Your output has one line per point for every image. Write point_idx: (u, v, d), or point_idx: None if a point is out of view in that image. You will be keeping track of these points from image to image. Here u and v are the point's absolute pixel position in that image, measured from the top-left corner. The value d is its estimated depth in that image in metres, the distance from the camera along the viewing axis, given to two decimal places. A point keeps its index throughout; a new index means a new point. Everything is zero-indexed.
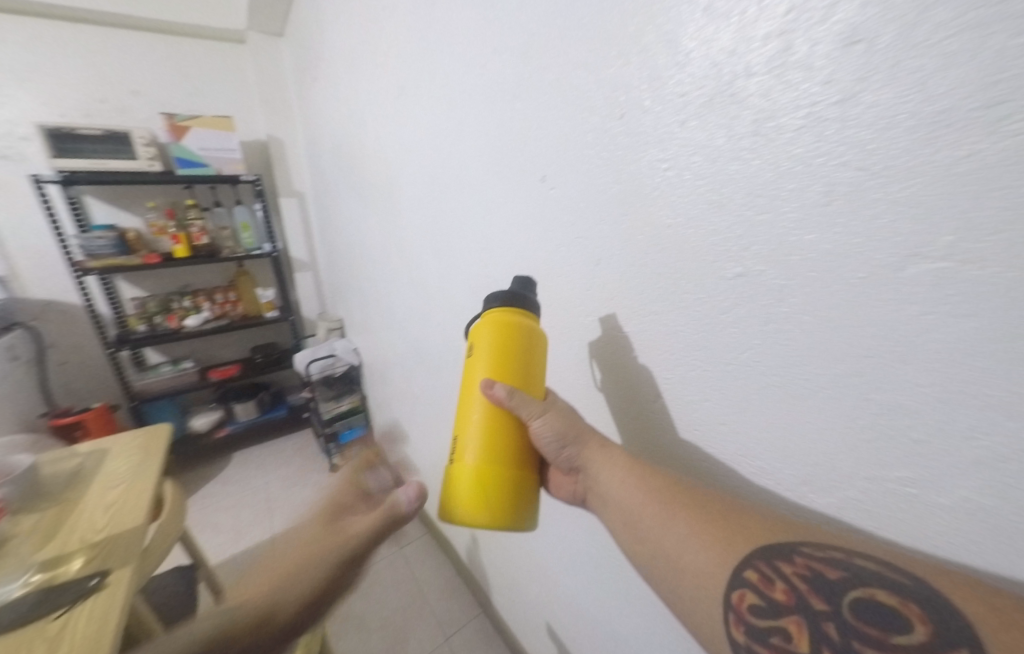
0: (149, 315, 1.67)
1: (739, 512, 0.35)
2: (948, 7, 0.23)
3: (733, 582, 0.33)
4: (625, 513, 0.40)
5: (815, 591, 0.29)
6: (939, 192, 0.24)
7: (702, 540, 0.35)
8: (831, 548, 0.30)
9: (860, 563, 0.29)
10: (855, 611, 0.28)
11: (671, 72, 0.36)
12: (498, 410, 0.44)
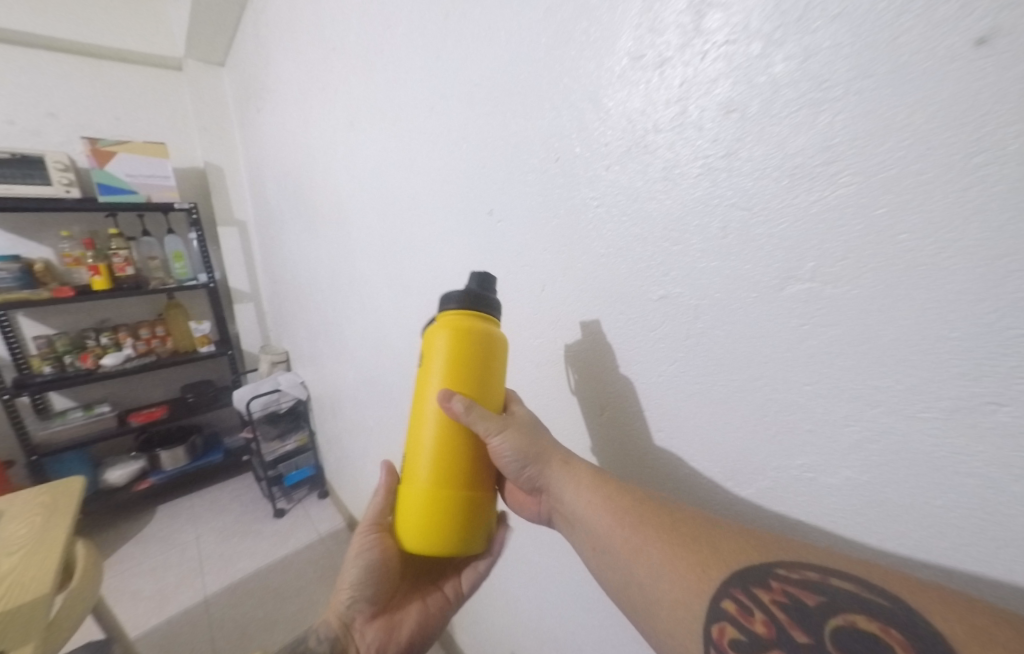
0: (57, 355, 1.49)
1: (711, 533, 0.34)
2: (791, 90, 0.31)
3: (709, 613, 0.31)
4: (592, 533, 0.40)
5: (793, 620, 0.28)
6: (800, 227, 0.32)
7: (675, 568, 0.34)
8: (806, 568, 0.29)
9: (835, 583, 0.28)
10: (837, 640, 0.27)
11: (596, 125, 0.43)
12: (452, 426, 0.43)
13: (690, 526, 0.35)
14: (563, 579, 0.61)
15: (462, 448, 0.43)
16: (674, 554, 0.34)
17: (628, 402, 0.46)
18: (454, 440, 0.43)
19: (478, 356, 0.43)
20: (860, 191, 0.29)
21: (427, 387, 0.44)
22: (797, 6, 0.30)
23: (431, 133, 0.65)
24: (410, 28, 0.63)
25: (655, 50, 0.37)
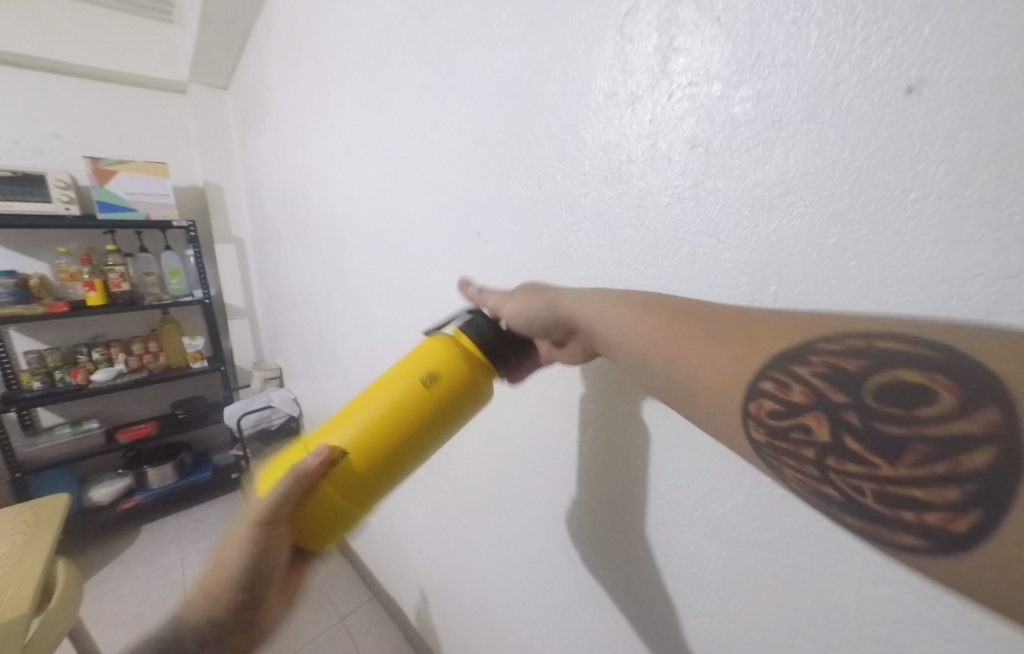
0: (48, 370, 1.48)
1: (744, 325, 0.28)
2: (748, 128, 0.33)
3: (745, 394, 0.26)
4: (614, 348, 0.34)
5: (833, 386, 0.23)
6: (761, 254, 0.34)
7: (701, 356, 0.28)
8: (849, 335, 0.23)
9: (882, 343, 0.22)
10: (879, 396, 0.22)
11: (575, 156, 0.46)
12: (377, 433, 0.41)
13: (719, 324, 0.29)
14: (550, 597, 0.61)
15: (371, 471, 0.42)
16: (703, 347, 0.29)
17: (612, 419, 0.45)
18: (373, 460, 0.41)
19: (450, 403, 0.42)
20: (812, 222, 0.31)
21: (394, 391, 0.42)
22: (751, 54, 0.33)
23: (421, 158, 0.68)
24: (404, 62, 0.67)
25: (627, 89, 0.40)
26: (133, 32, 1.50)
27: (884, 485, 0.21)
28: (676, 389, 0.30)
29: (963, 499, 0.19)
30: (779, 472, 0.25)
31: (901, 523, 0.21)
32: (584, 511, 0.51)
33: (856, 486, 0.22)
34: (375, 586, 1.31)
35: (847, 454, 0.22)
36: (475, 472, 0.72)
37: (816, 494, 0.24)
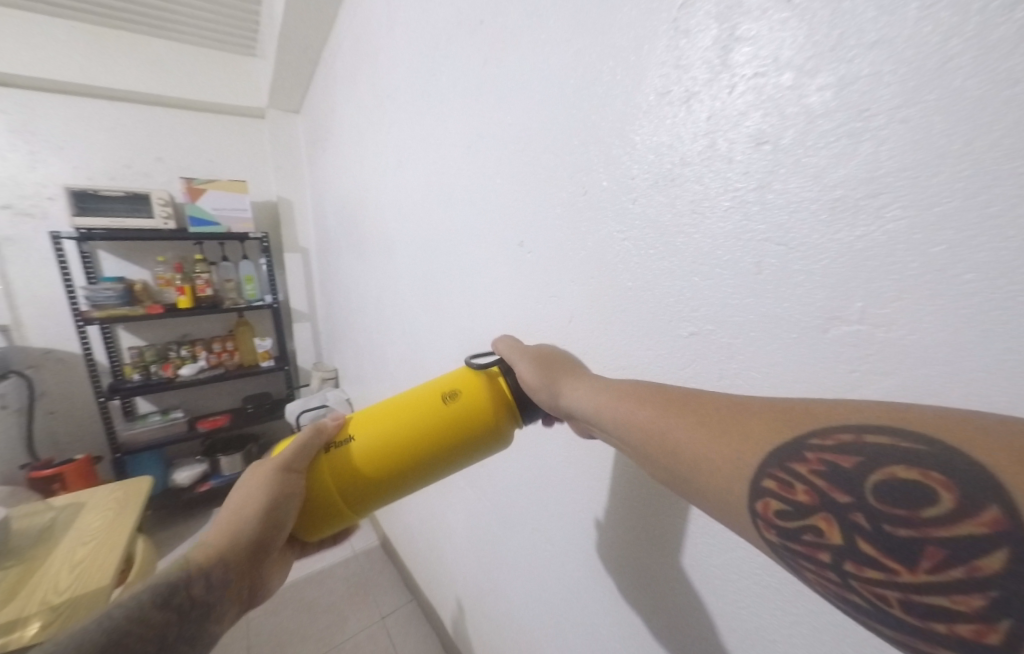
0: (145, 364, 1.67)
1: (738, 412, 0.26)
2: (828, 120, 0.29)
3: (749, 493, 0.24)
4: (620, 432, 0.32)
5: (834, 485, 0.22)
6: (845, 264, 0.29)
7: (700, 448, 0.27)
8: (838, 426, 0.22)
9: (873, 438, 0.21)
10: (879, 495, 0.20)
11: (622, 160, 0.43)
12: (403, 433, 0.41)
13: (714, 409, 0.28)
14: (589, 629, 0.57)
15: (367, 485, 0.41)
16: (701, 437, 0.27)
17: None
18: (371, 476, 0.41)
19: (457, 446, 0.42)
20: (912, 226, 0.26)
21: (411, 417, 0.41)
22: (831, 35, 0.28)
23: (467, 169, 0.68)
24: (452, 77, 0.68)
25: (682, 85, 0.37)
26: (223, 65, 1.67)
27: (909, 594, 0.19)
28: (683, 483, 0.28)
29: (988, 608, 0.17)
30: (801, 574, 0.23)
31: (933, 634, 0.19)
32: (628, 544, 0.47)
33: (879, 595, 0.20)
34: (415, 589, 1.32)
35: (864, 559, 0.20)
36: (514, 488, 0.70)
37: (845, 604, 0.21)
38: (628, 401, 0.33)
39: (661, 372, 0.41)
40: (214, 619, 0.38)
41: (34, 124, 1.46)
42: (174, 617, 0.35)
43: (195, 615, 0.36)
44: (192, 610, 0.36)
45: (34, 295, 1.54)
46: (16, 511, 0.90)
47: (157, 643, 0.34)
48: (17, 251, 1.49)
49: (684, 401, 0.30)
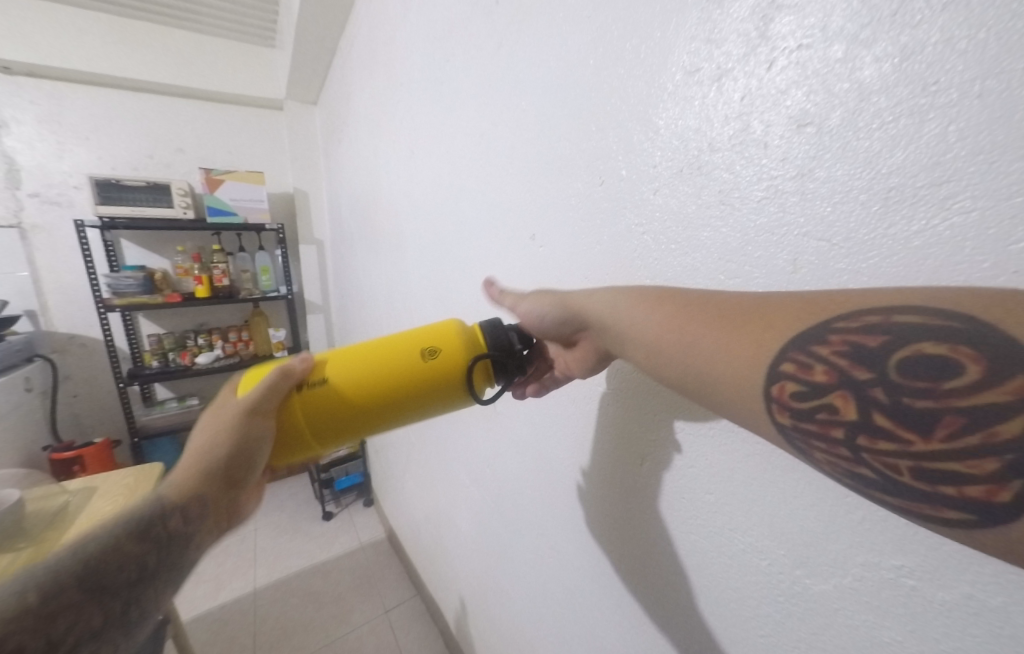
0: (164, 352, 1.70)
1: (762, 307, 0.27)
2: (884, 97, 0.25)
3: (767, 379, 0.26)
4: (637, 340, 0.32)
5: (856, 363, 0.23)
6: (900, 264, 0.25)
7: (724, 345, 0.27)
8: (867, 309, 0.23)
9: (901, 319, 0.22)
10: (902, 371, 0.22)
11: (643, 147, 0.39)
12: (408, 380, 0.41)
13: (736, 309, 0.27)
14: (596, 640, 0.54)
15: (341, 423, 0.41)
16: (722, 336, 0.27)
17: (634, 447, 0.43)
18: (345, 414, 0.41)
19: (441, 386, 0.42)
20: (985, 220, 0.22)
21: (393, 361, 0.41)
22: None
23: (479, 160, 0.65)
24: (467, 62, 0.65)
25: (714, 62, 0.33)
26: (242, 57, 1.67)
27: (922, 460, 0.21)
28: (694, 383, 0.29)
29: (1002, 470, 0.19)
30: (809, 456, 0.25)
31: (940, 498, 0.20)
32: (641, 557, 0.44)
33: (891, 463, 0.22)
34: (419, 584, 1.31)
35: (878, 431, 0.22)
36: (521, 489, 0.67)
37: (851, 475, 0.23)
38: (641, 306, 0.32)
39: None
40: (196, 548, 0.35)
41: (61, 114, 1.48)
42: (151, 547, 0.32)
43: (176, 545, 0.34)
44: (172, 542, 0.33)
45: (59, 282, 1.57)
46: (32, 492, 0.91)
47: (136, 568, 0.31)
48: (44, 238, 1.52)
49: (702, 303, 0.29)
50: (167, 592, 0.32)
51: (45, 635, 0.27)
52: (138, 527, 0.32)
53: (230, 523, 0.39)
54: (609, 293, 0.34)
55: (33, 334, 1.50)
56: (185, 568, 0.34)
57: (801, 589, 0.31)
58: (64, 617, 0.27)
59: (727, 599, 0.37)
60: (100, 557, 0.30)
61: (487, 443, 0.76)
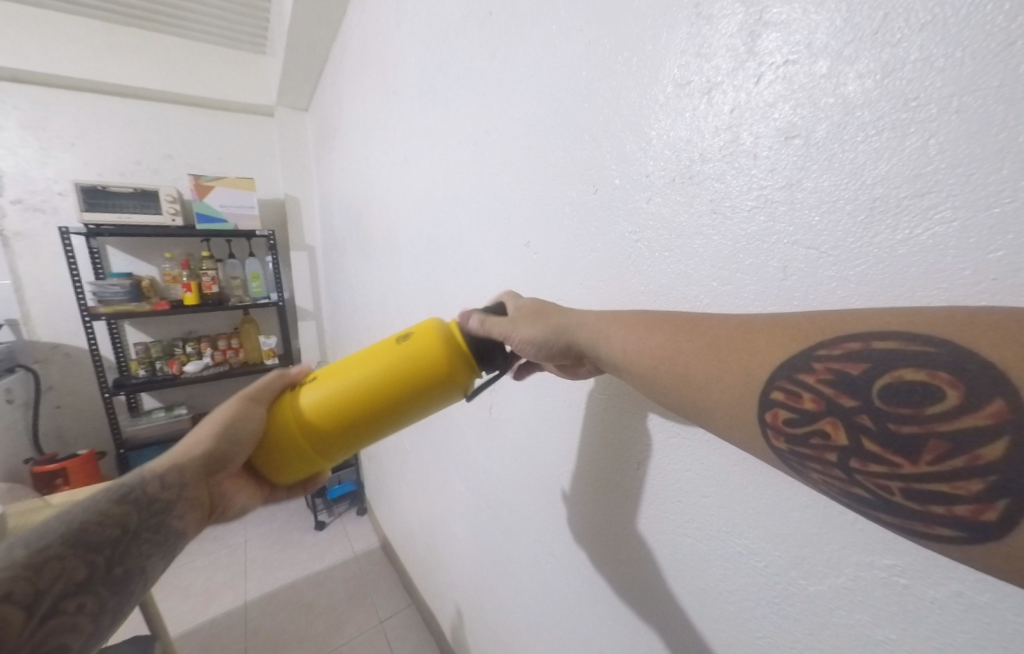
0: (151, 360, 1.67)
1: (748, 332, 0.27)
2: (867, 111, 0.26)
3: (759, 405, 0.26)
4: (633, 369, 0.32)
5: (841, 390, 0.23)
6: (886, 271, 0.26)
7: (715, 372, 0.28)
8: (847, 336, 0.23)
9: (880, 345, 0.22)
10: (884, 397, 0.22)
11: (637, 156, 0.40)
12: (400, 391, 0.41)
13: (724, 334, 0.28)
14: (595, 646, 0.54)
15: (330, 432, 0.42)
16: (713, 362, 0.28)
17: (620, 448, 0.45)
18: (335, 423, 0.42)
19: (425, 392, 0.41)
20: (966, 229, 0.23)
21: (374, 366, 0.41)
22: (873, 18, 0.25)
23: (473, 168, 0.66)
24: (460, 70, 0.65)
25: (703, 76, 0.34)
26: (232, 63, 1.66)
27: (910, 482, 0.21)
28: (689, 409, 0.29)
29: (988, 491, 0.19)
30: (806, 476, 0.25)
31: (932, 518, 0.21)
32: (637, 561, 0.45)
33: (882, 486, 0.22)
34: (414, 593, 1.30)
35: (868, 456, 0.22)
36: (517, 496, 0.67)
37: (847, 496, 0.23)
38: (632, 332, 0.33)
39: None
40: (173, 515, 0.41)
41: (46, 120, 1.46)
42: (133, 511, 0.38)
43: (155, 510, 0.40)
44: (151, 506, 0.39)
45: (42, 290, 1.54)
46: (15, 506, 0.89)
47: (118, 528, 0.37)
48: (27, 246, 1.49)
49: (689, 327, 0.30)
50: (145, 554, 0.38)
51: (33, 585, 0.31)
52: (122, 496, 0.39)
53: (210, 503, 0.44)
54: (599, 318, 0.35)
55: (15, 344, 1.46)
56: (163, 533, 0.39)
57: (797, 590, 0.31)
58: (53, 567, 0.32)
59: (725, 602, 0.37)
60: (83, 520, 0.36)
61: (483, 449, 0.76)
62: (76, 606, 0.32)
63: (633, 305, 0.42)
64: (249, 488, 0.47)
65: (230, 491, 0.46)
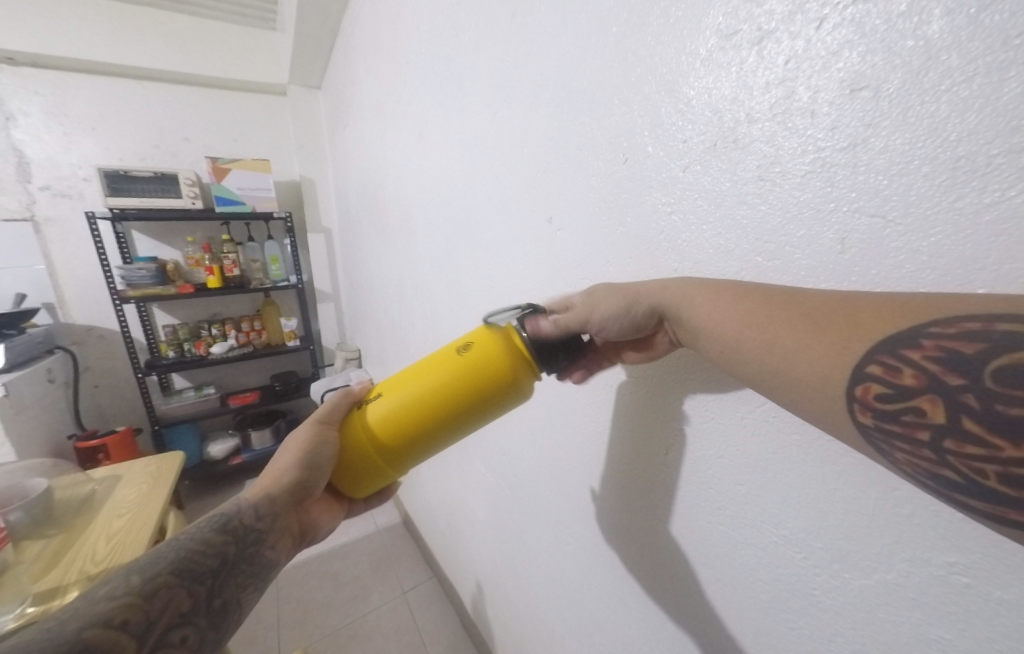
0: (179, 342, 1.71)
1: (847, 307, 0.25)
2: (955, 54, 0.22)
3: (848, 379, 0.24)
4: (714, 335, 0.30)
5: (949, 369, 0.21)
6: (966, 242, 0.22)
7: (802, 340, 0.26)
8: (966, 315, 0.21)
9: (1006, 327, 0.20)
10: (1001, 380, 0.20)
11: (672, 121, 0.36)
12: (460, 398, 0.41)
13: (817, 307, 0.26)
14: (617, 628, 0.53)
15: (402, 440, 0.43)
16: (800, 335, 0.26)
17: (650, 435, 0.43)
18: (405, 432, 0.43)
19: (490, 396, 0.41)
20: None
21: (432, 376, 0.42)
22: None
23: (492, 142, 0.63)
24: (476, 38, 0.62)
25: (754, 24, 0.30)
26: (244, 41, 1.63)
27: (1010, 466, 0.20)
28: (766, 381, 0.28)
29: None
30: (888, 456, 0.24)
31: None
32: (663, 545, 0.43)
33: (977, 469, 0.20)
34: (435, 566, 1.33)
35: (965, 436, 0.21)
36: (538, 478, 0.66)
37: (933, 477, 0.22)
38: (717, 299, 0.30)
39: (703, 367, 0.36)
40: (267, 545, 0.41)
41: (67, 105, 1.47)
42: (230, 539, 0.39)
43: (251, 539, 0.40)
44: (248, 536, 0.40)
45: (73, 275, 1.58)
46: (59, 479, 0.92)
47: (220, 559, 0.38)
48: (57, 231, 1.53)
49: (784, 299, 0.27)
50: (241, 586, 0.38)
51: (144, 613, 0.32)
52: (220, 523, 0.40)
53: (301, 529, 0.46)
54: (682, 283, 0.32)
55: (53, 327, 1.52)
56: (256, 564, 0.40)
57: (840, 583, 0.29)
58: (162, 597, 0.33)
59: (758, 591, 0.35)
60: (189, 550, 0.37)
61: (504, 430, 0.75)
62: (180, 639, 0.33)
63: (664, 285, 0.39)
64: (329, 508, 0.49)
65: (316, 517, 0.48)
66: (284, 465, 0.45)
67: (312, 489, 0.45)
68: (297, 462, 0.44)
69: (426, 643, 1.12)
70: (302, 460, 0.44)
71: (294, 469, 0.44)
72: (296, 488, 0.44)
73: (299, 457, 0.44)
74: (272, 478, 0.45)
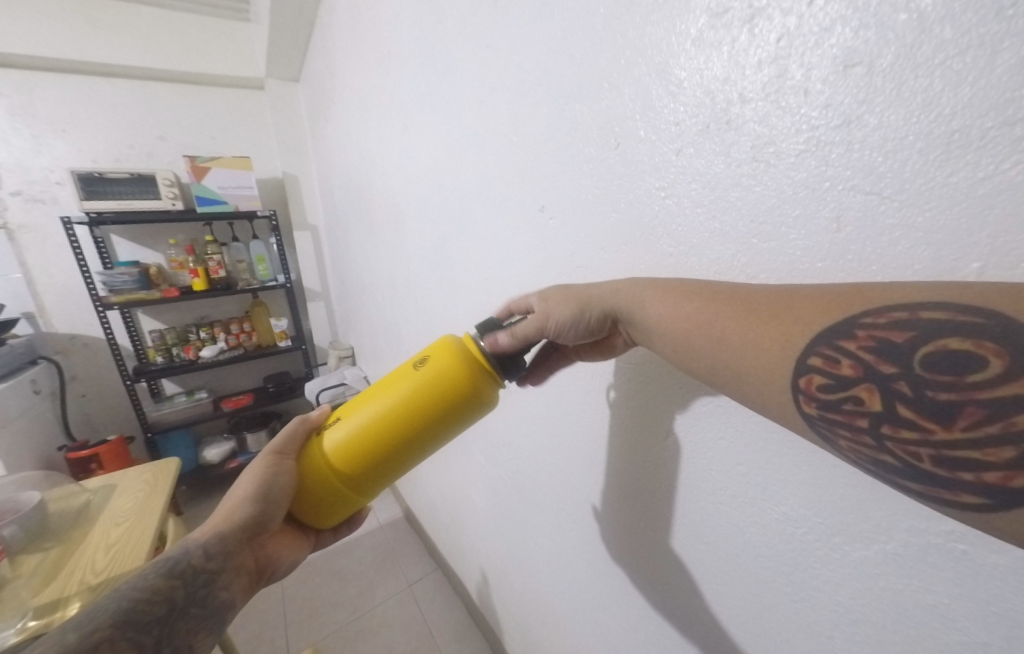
0: (167, 347, 1.68)
1: (787, 298, 0.26)
2: (948, 26, 0.22)
3: (793, 372, 0.26)
4: (671, 336, 0.31)
5: (882, 358, 0.23)
6: (960, 215, 0.22)
7: (754, 337, 0.27)
8: (891, 303, 0.23)
9: (928, 314, 0.21)
10: (925, 366, 0.22)
11: (663, 103, 0.35)
12: (418, 413, 0.41)
13: (758, 303, 0.27)
14: (622, 610, 0.54)
15: (367, 461, 0.42)
16: (749, 330, 0.27)
17: (647, 424, 0.43)
18: (366, 454, 0.42)
19: (449, 409, 0.41)
20: None
21: (388, 394, 0.42)
22: None
23: (480, 129, 0.61)
24: (458, 22, 0.60)
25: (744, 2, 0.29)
26: (217, 33, 1.57)
27: (942, 448, 0.21)
28: (720, 378, 0.28)
29: (1018, 457, 0.19)
30: (834, 444, 0.25)
31: (959, 483, 0.21)
32: (665, 526, 0.44)
33: (912, 452, 0.22)
34: (439, 560, 1.34)
35: (900, 422, 0.22)
36: (537, 467, 0.66)
37: (873, 463, 0.23)
38: (670, 300, 0.31)
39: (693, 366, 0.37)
40: (220, 586, 0.40)
41: (34, 106, 1.41)
42: (178, 582, 0.39)
43: (201, 582, 0.40)
44: (198, 578, 0.40)
45: (53, 283, 1.54)
46: (51, 492, 0.90)
47: (165, 606, 0.37)
48: (33, 238, 1.48)
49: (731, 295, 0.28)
50: (192, 631, 0.38)
51: None
52: (167, 567, 0.39)
53: (256, 567, 0.44)
54: (633, 286, 0.33)
55: (35, 337, 1.48)
56: (209, 607, 0.39)
57: (840, 556, 0.30)
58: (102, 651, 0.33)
59: (760, 568, 0.36)
60: (132, 600, 0.36)
61: (502, 422, 0.75)
62: None
63: (661, 271, 0.39)
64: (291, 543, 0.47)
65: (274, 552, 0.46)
66: (236, 500, 0.44)
67: (266, 523, 0.44)
68: (249, 495, 0.43)
69: (433, 634, 1.13)
70: (253, 491, 0.43)
71: (247, 502, 0.43)
72: (246, 524, 0.43)
73: (252, 490, 0.43)
74: (224, 513, 0.44)
